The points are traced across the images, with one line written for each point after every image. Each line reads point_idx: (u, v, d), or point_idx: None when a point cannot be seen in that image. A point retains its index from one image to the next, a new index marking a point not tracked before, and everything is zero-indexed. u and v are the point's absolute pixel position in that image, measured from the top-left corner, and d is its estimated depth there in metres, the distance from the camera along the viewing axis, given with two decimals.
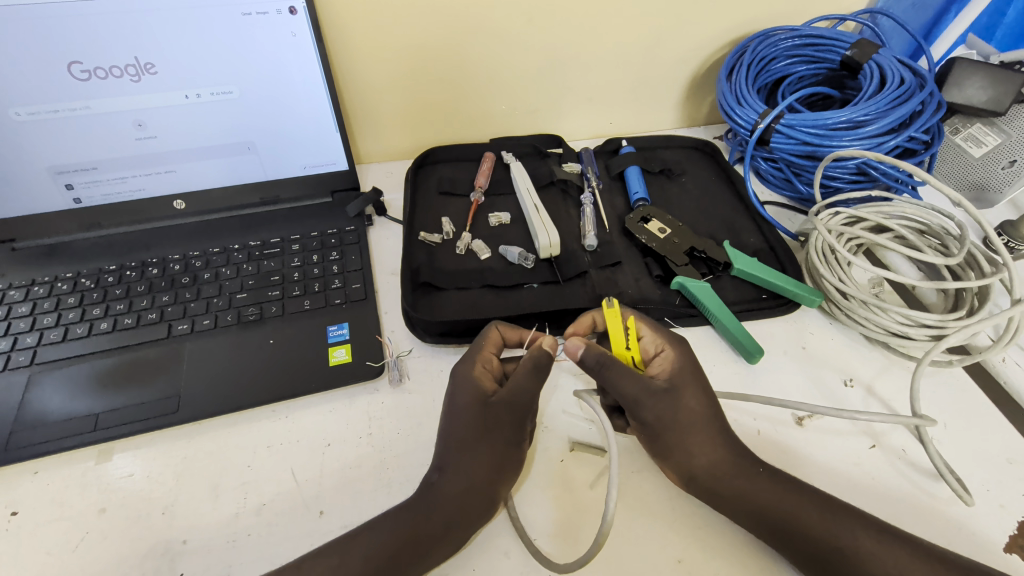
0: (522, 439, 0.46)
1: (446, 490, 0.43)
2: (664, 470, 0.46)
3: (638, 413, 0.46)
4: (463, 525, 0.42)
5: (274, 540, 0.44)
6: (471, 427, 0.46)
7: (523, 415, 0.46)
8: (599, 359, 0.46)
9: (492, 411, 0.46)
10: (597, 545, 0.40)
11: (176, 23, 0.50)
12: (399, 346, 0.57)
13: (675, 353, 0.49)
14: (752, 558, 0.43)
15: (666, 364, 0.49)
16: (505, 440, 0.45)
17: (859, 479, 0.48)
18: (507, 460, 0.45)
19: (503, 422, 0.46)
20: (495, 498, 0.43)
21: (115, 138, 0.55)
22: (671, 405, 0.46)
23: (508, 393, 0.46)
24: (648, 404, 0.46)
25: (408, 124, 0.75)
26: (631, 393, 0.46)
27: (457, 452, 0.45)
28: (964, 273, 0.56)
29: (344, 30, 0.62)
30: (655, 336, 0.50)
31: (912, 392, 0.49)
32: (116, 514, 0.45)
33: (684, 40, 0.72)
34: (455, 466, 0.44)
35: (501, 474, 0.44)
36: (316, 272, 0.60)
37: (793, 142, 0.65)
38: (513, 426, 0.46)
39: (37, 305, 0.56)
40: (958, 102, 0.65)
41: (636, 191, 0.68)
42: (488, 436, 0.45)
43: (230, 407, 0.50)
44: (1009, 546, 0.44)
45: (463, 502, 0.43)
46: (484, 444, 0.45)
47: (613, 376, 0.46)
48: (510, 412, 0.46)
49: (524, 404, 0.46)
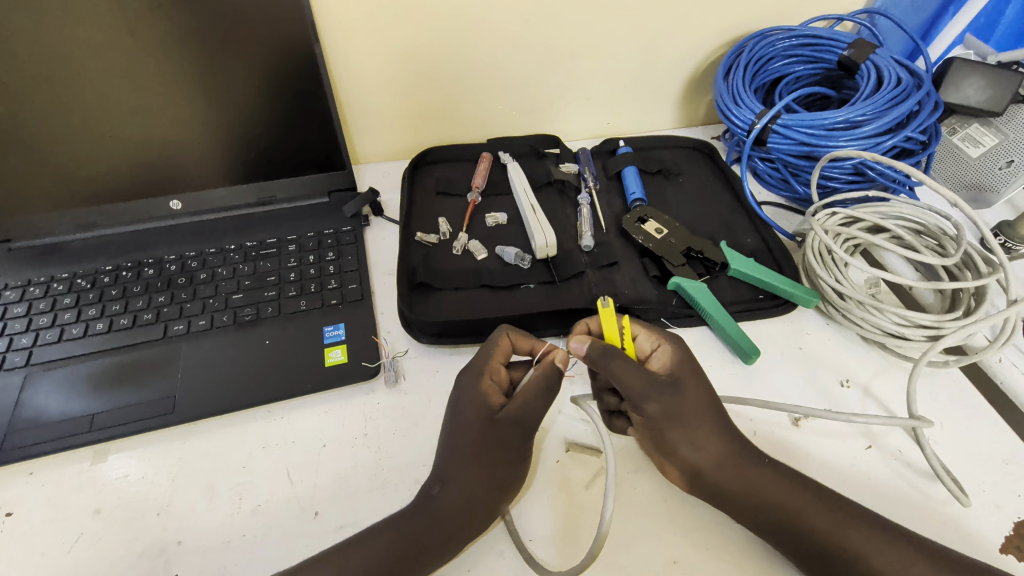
0: (525, 452, 0.45)
1: (446, 502, 0.43)
2: (665, 467, 0.46)
3: (643, 407, 0.45)
4: (462, 536, 0.42)
5: (268, 541, 0.44)
6: (474, 448, 0.45)
7: (530, 433, 0.45)
8: (603, 352, 0.46)
9: (498, 428, 0.45)
10: (597, 545, 0.40)
11: (170, 22, 0.50)
12: (395, 346, 0.57)
13: (672, 347, 0.49)
14: (747, 560, 0.43)
15: (664, 358, 0.49)
16: (508, 456, 0.45)
17: (855, 480, 0.47)
18: (510, 476, 0.44)
19: (509, 439, 0.45)
20: (494, 509, 0.43)
21: (111, 139, 0.55)
22: (674, 398, 0.46)
23: (516, 409, 0.45)
24: (653, 398, 0.45)
25: (405, 124, 0.75)
26: (634, 388, 0.45)
27: (456, 463, 0.44)
28: (960, 274, 0.56)
29: (340, 30, 0.62)
30: (649, 334, 0.50)
31: (909, 394, 0.49)
32: (110, 514, 0.45)
33: (682, 40, 0.72)
34: (456, 479, 0.44)
35: (502, 487, 0.44)
36: (312, 272, 0.60)
37: (790, 142, 0.65)
38: (519, 443, 0.45)
39: (33, 305, 0.56)
40: (956, 102, 0.65)
41: (633, 191, 0.68)
42: (493, 451, 0.45)
43: (225, 407, 0.50)
44: (1004, 547, 0.43)
45: (462, 516, 0.42)
46: (489, 459, 0.44)
47: (617, 368, 0.46)
48: (517, 432, 0.45)
49: (530, 422, 0.45)
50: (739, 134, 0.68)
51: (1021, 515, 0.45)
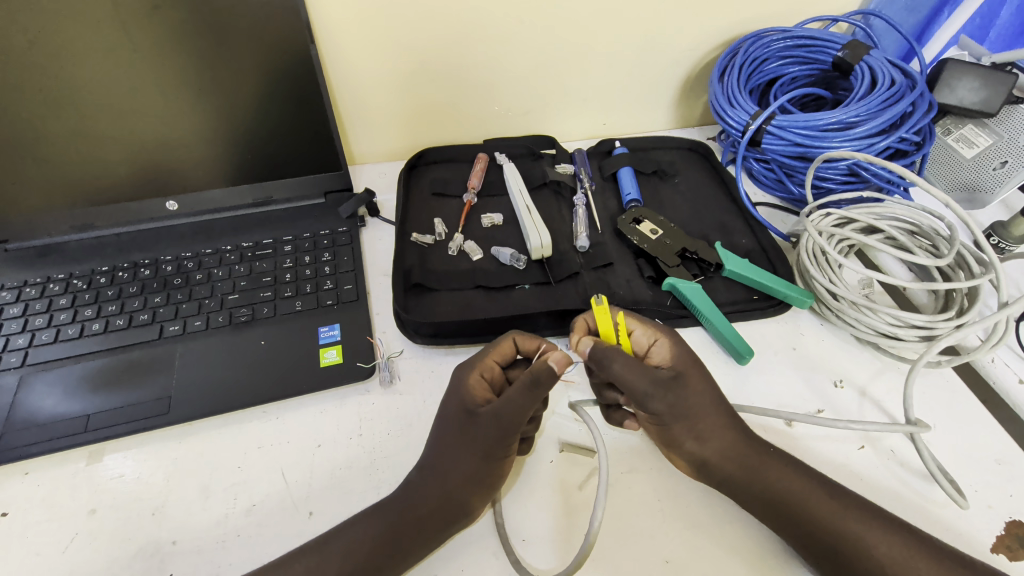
0: (505, 454, 0.44)
1: (422, 491, 0.44)
2: (674, 459, 0.46)
3: (649, 404, 0.45)
4: (431, 528, 0.42)
5: (262, 540, 0.44)
6: (453, 435, 0.45)
7: (507, 434, 0.44)
8: (604, 354, 0.46)
9: (474, 422, 0.45)
10: (584, 548, 0.41)
11: (166, 24, 0.50)
12: (390, 347, 0.57)
13: (672, 341, 0.49)
14: (740, 559, 0.43)
15: (665, 352, 0.49)
16: (484, 453, 0.44)
17: (848, 480, 0.48)
18: (481, 473, 0.44)
19: (486, 436, 0.44)
20: (466, 505, 0.43)
21: (105, 140, 0.55)
22: (679, 393, 0.46)
23: (496, 406, 0.44)
24: (661, 396, 0.45)
25: (402, 125, 0.75)
26: (641, 387, 0.45)
27: (440, 458, 0.45)
28: (954, 274, 0.57)
29: (335, 31, 0.62)
30: (648, 329, 0.50)
31: (905, 398, 0.49)
32: (105, 515, 0.45)
33: (677, 41, 0.73)
34: (433, 469, 0.45)
35: (476, 485, 0.43)
36: (308, 272, 0.60)
37: (785, 143, 0.65)
38: (496, 442, 0.44)
39: (29, 305, 0.56)
40: (951, 103, 0.65)
41: (628, 192, 0.68)
42: (468, 445, 0.44)
43: (221, 408, 0.50)
44: (995, 546, 0.44)
45: (444, 511, 0.43)
46: (464, 453, 0.44)
47: (621, 370, 0.45)
48: (493, 425, 0.44)
49: (511, 420, 0.44)
50: (734, 135, 0.68)
51: (1012, 515, 0.45)
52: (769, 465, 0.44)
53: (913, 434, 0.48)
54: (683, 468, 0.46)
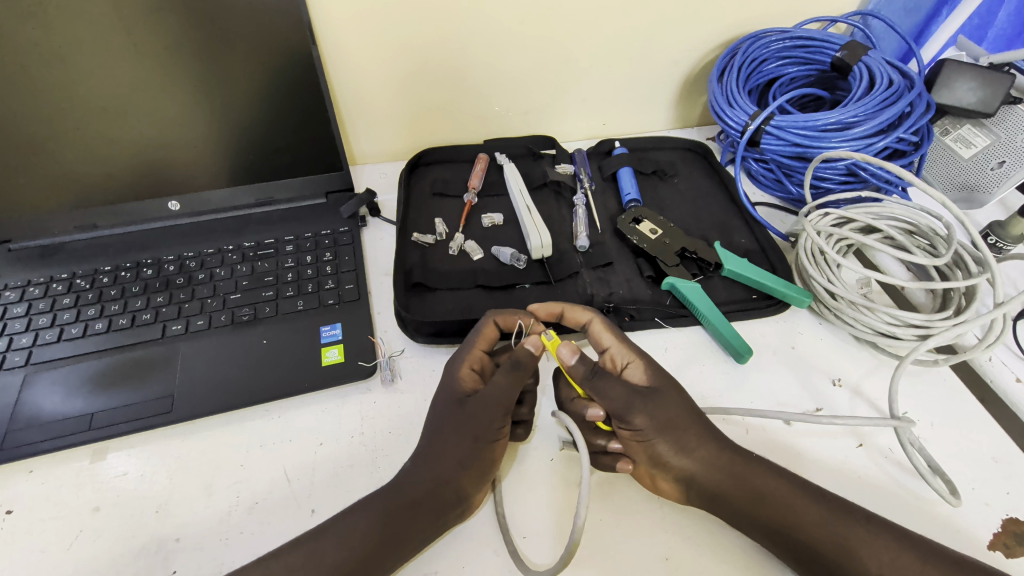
0: (495, 438, 0.46)
1: (419, 484, 0.44)
2: (657, 479, 0.45)
3: (631, 419, 0.46)
4: (426, 519, 0.42)
5: (264, 536, 0.44)
6: (446, 423, 0.47)
7: (497, 416, 0.46)
8: (591, 369, 0.47)
9: (464, 410, 0.47)
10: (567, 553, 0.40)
11: (170, 27, 0.51)
12: (391, 346, 0.57)
13: (646, 360, 0.49)
14: (737, 555, 0.43)
15: (638, 374, 0.49)
16: (474, 436, 0.45)
17: (846, 477, 0.48)
18: (474, 456, 0.45)
19: (478, 420, 0.46)
20: (460, 491, 0.44)
21: (106, 141, 0.55)
22: (659, 407, 0.46)
23: (483, 393, 0.46)
24: (637, 411, 0.46)
25: (404, 127, 0.76)
26: (618, 402, 0.46)
27: (432, 446, 0.46)
28: (951, 273, 0.57)
29: (338, 33, 0.63)
30: (623, 347, 0.50)
31: (891, 394, 0.50)
32: (111, 512, 0.46)
33: (676, 42, 0.73)
34: (427, 456, 0.45)
35: (467, 468, 0.44)
36: (310, 272, 0.61)
37: (783, 143, 0.65)
38: (488, 425, 0.45)
39: (32, 305, 0.57)
40: (948, 102, 0.66)
41: (628, 192, 0.69)
42: (458, 431, 0.46)
43: (223, 406, 0.51)
44: (992, 543, 0.44)
45: (433, 502, 0.43)
46: (455, 439, 0.45)
47: (603, 384, 0.46)
48: (482, 409, 0.46)
49: (498, 401, 0.46)
50: (733, 134, 0.68)
51: (1009, 512, 0.46)
52: (752, 475, 0.44)
53: (897, 429, 0.49)
54: (669, 493, 0.45)
